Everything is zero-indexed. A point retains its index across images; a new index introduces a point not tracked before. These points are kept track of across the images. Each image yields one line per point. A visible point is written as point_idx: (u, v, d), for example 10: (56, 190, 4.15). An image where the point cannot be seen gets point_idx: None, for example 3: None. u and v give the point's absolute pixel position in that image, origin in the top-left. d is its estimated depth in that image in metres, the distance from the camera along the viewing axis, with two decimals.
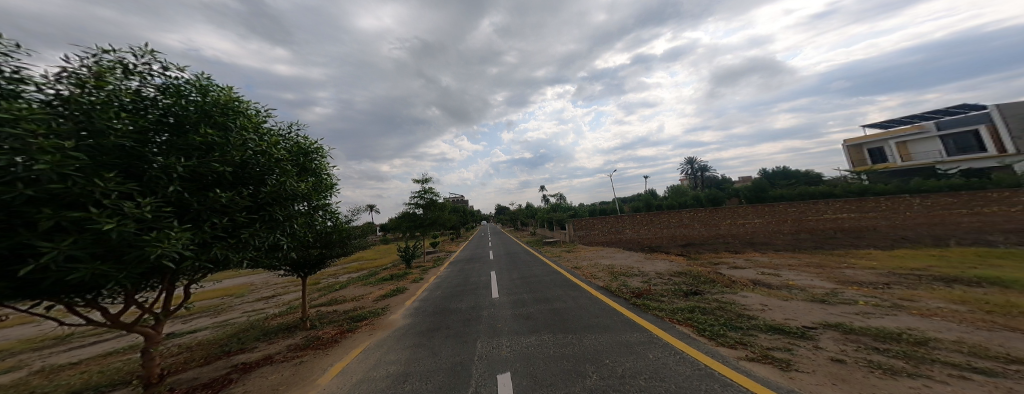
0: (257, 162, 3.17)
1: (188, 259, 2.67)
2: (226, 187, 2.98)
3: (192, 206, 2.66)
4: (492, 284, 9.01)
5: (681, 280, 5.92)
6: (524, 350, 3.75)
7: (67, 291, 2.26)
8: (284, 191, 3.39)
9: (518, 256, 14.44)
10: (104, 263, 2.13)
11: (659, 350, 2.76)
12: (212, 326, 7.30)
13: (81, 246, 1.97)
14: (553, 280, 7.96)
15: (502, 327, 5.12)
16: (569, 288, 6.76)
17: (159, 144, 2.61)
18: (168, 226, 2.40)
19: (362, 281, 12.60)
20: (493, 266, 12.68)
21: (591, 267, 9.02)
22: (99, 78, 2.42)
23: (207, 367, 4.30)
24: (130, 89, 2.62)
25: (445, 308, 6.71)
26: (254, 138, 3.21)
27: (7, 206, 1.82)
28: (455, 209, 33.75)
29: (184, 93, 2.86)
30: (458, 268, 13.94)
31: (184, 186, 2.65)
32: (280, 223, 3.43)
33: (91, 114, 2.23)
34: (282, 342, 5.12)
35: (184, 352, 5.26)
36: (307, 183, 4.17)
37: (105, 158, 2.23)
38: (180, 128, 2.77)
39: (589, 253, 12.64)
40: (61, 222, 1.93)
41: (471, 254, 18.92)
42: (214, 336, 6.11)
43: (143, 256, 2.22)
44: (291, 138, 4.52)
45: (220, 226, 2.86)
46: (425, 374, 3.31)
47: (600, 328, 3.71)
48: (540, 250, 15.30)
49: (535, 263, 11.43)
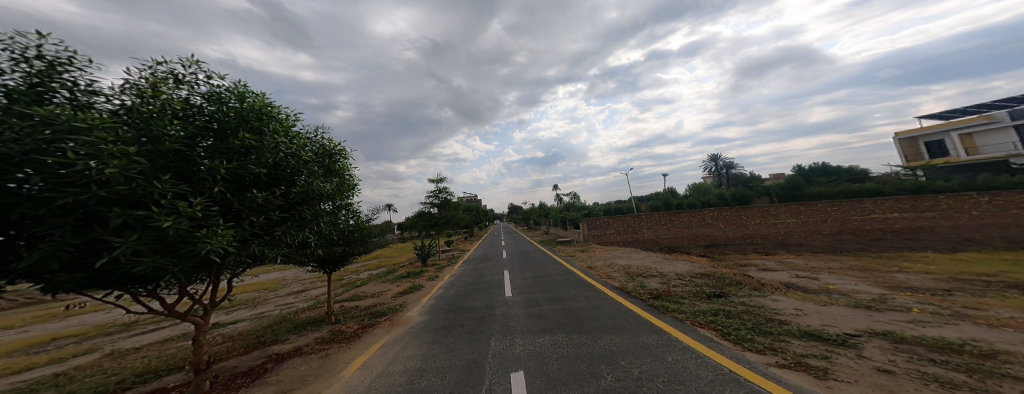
0: (288, 164, 3.29)
1: (230, 255, 2.80)
2: (261, 188, 3.10)
3: (234, 206, 2.79)
4: (504, 283, 9.05)
5: (704, 282, 5.76)
6: (537, 349, 3.75)
7: (132, 282, 2.41)
8: (312, 191, 3.50)
9: (530, 255, 14.45)
10: (163, 257, 2.26)
11: (678, 353, 2.68)
12: (250, 317, 7.69)
13: (144, 241, 2.10)
14: (567, 279, 7.93)
15: (515, 326, 5.13)
16: (584, 288, 6.67)
17: (205, 149, 2.75)
18: (214, 225, 2.52)
19: (382, 278, 12.93)
20: (506, 265, 12.75)
21: (606, 267, 8.92)
22: (154, 88, 2.57)
23: (246, 356, 4.51)
24: (180, 98, 2.77)
25: (458, 306, 6.77)
26: (285, 142, 3.31)
27: (84, 206, 1.97)
28: (468, 208, 34.16)
29: (225, 100, 2.99)
30: (471, 266, 14.13)
31: (227, 187, 2.78)
32: (308, 221, 3.55)
33: (150, 122, 2.38)
34: (310, 335, 5.32)
35: (227, 341, 5.55)
36: (332, 184, 4.31)
37: (162, 162, 2.37)
38: (223, 133, 2.91)
39: (603, 253, 12.50)
40: (128, 220, 2.07)
41: (484, 253, 19.07)
42: (252, 327, 6.43)
43: (195, 251, 2.35)
44: (316, 141, 4.67)
45: (257, 224, 2.99)
46: (440, 370, 3.36)
47: (616, 329, 3.65)
48: (553, 250, 15.23)
49: (547, 263, 11.43)
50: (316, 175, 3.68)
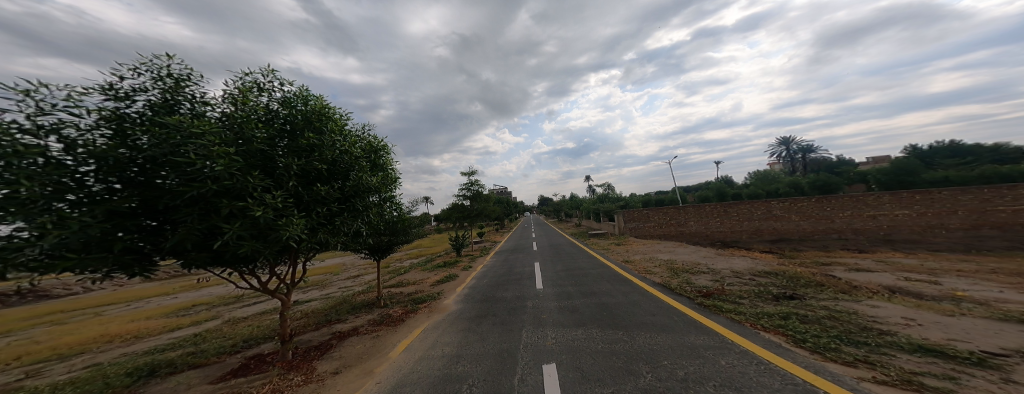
0: (343, 160, 3.53)
1: (302, 241, 3.16)
2: (323, 182, 3.38)
3: (304, 198, 3.11)
4: (535, 274, 9.09)
5: (770, 282, 5.29)
6: (570, 342, 3.71)
7: (237, 262, 2.84)
8: (363, 184, 3.70)
9: (562, 247, 14.31)
10: (257, 241, 2.59)
11: (733, 357, 2.49)
12: (321, 297, 8.59)
13: (244, 228, 2.44)
14: (601, 273, 7.73)
15: (547, 318, 5.13)
16: (619, 283, 6.45)
17: (282, 148, 3.06)
18: (291, 215, 2.81)
19: (422, 267, 13.56)
20: (535, 257, 12.79)
21: (645, 261, 8.59)
22: (243, 96, 2.93)
23: (317, 331, 5.07)
24: (262, 104, 3.10)
25: (491, 296, 6.91)
26: (341, 140, 3.55)
27: (205, 197, 2.36)
28: (497, 201, 34.82)
29: (294, 103, 3.27)
30: (502, 257, 14.38)
31: (298, 181, 3.07)
32: (361, 212, 3.78)
33: (241, 126, 2.71)
34: (364, 317, 5.74)
35: (303, 317, 6.24)
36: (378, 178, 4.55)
37: (252, 160, 2.71)
38: (294, 133, 3.20)
39: (642, 246, 12.00)
40: (232, 209, 2.42)
41: (515, 244, 19.32)
42: (321, 306, 7.17)
43: (279, 237, 2.66)
44: (363, 138, 4.95)
45: (322, 215, 3.27)
46: (475, 357, 3.45)
47: (655, 327, 3.51)
48: (585, 242, 14.94)
49: (580, 255, 11.28)
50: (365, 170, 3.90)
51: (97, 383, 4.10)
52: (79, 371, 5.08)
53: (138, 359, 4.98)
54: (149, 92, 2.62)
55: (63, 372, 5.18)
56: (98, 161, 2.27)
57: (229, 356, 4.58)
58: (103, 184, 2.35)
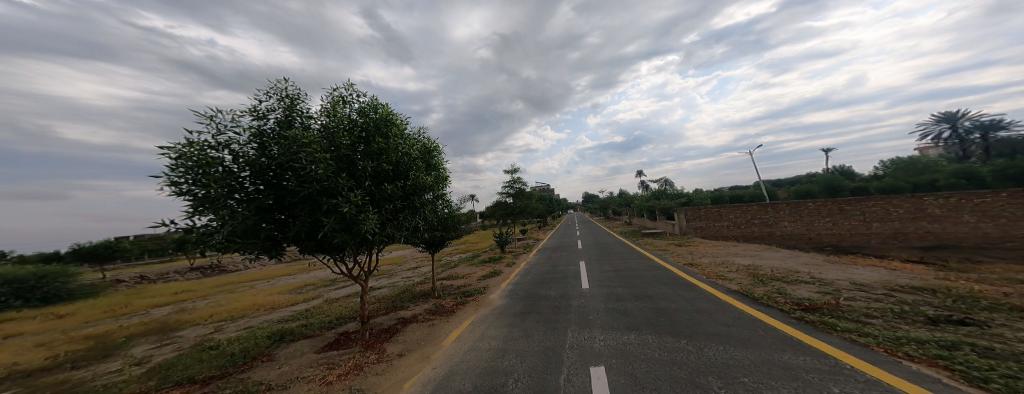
0: (402, 162, 4.75)
1: (376, 232, 4.43)
2: (389, 182, 4.69)
3: (377, 196, 4.44)
4: (581, 273, 8.87)
5: (915, 299, 4.47)
6: (621, 346, 3.56)
7: (332, 247, 4.44)
8: (418, 183, 4.86)
9: (610, 247, 13.66)
10: (344, 231, 4.08)
11: (845, 383, 2.11)
12: (388, 287, 10.46)
13: (336, 222, 3.93)
14: (658, 276, 7.16)
15: (594, 319, 4.93)
16: (682, 287, 5.95)
17: (360, 154, 4.44)
18: (367, 209, 4.22)
19: (469, 261, 14.10)
20: (581, 256, 12.51)
21: (713, 265, 7.73)
22: (333, 112, 4.32)
23: (387, 316, 6.49)
24: (344, 117, 4.48)
25: (535, 293, 6.87)
26: (402, 144, 4.78)
27: (313, 197, 3.89)
28: (540, 198, 34.94)
29: (366, 113, 4.58)
30: (545, 255, 14.35)
31: (371, 182, 4.42)
32: (417, 207, 4.99)
33: (333, 138, 4.12)
34: (422, 305, 6.75)
35: (377, 302, 7.98)
36: (436, 177, 5.35)
37: (341, 165, 4.14)
38: (367, 141, 4.54)
39: (711, 249, 10.87)
40: (329, 205, 3.90)
41: (558, 242, 19.12)
42: (389, 293, 8.86)
43: (358, 227, 4.08)
44: (420, 141, 5.50)
45: (388, 210, 4.60)
46: (520, 353, 3.73)
47: (731, 338, 3.15)
48: (638, 242, 13.98)
49: (631, 256, 10.72)
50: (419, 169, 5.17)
51: (252, 341, 6.19)
52: (243, 330, 7.51)
53: (274, 326, 7.28)
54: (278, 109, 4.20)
55: (232, 331, 7.65)
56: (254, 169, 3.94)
57: (327, 331, 6.34)
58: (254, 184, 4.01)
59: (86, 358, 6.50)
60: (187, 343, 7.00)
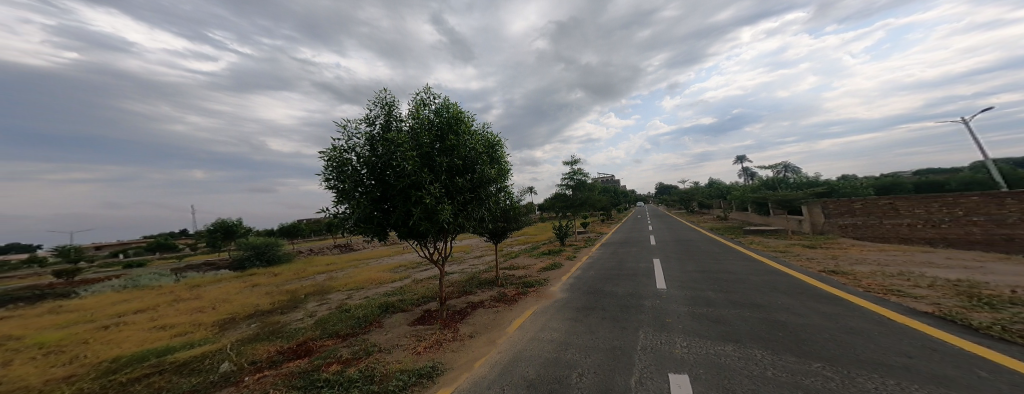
0: (464, 156, 7.42)
1: (452, 222, 7.14)
2: (456, 177, 7.29)
3: (450, 187, 7.08)
4: (657, 272, 8.80)
5: None
6: (707, 356, 3.69)
7: (413, 232, 7.20)
8: (484, 177, 7.55)
9: (690, 243, 12.51)
10: (425, 215, 6.57)
11: None
12: (459, 271, 13.91)
13: (420, 209, 6.40)
14: (768, 281, 6.19)
15: (673, 324, 5.14)
16: (810, 299, 4.92)
17: (437, 153, 7.16)
18: (444, 201, 6.81)
19: (528, 252, 15.00)
20: (656, 252, 11.82)
21: (865, 274, 6.20)
22: (415, 121, 7.22)
23: (459, 299, 9.52)
24: (416, 122, 7.26)
25: (600, 290, 7.81)
26: (470, 140, 7.57)
27: (405, 188, 6.61)
28: (606, 191, 33.93)
29: (430, 117, 7.44)
30: (610, 249, 13.99)
31: (444, 177, 6.97)
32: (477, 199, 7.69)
33: (418, 138, 6.91)
34: (487, 293, 9.24)
35: (452, 285, 11.37)
36: (496, 171, 8.08)
37: (420, 161, 6.71)
38: (439, 142, 7.30)
39: (850, 253, 8.79)
40: (418, 194, 6.53)
41: (624, 236, 18.21)
42: (460, 278, 12.12)
43: (436, 211, 6.63)
44: (487, 138, 8.24)
45: (452, 204, 6.97)
46: (584, 349, 4.56)
47: (878, 368, 2.67)
48: (731, 240, 12.26)
49: (721, 255, 9.56)
50: (482, 162, 7.59)
51: (365, 310, 9.74)
52: (363, 299, 11.45)
53: (381, 298, 11.15)
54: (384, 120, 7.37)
55: (358, 299, 11.56)
56: (372, 170, 7.18)
57: (415, 308, 9.60)
58: (369, 179, 7.23)
59: (286, 307, 10.96)
60: (333, 305, 10.94)
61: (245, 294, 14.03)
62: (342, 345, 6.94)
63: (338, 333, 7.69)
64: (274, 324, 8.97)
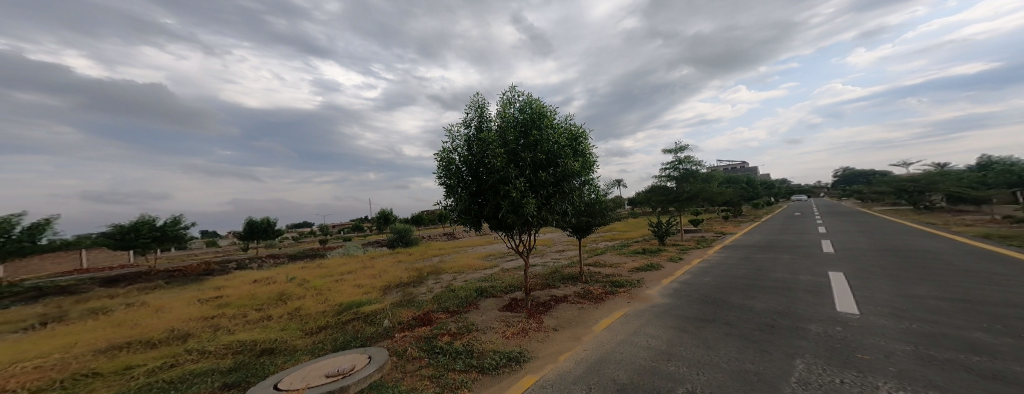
0: (549, 151, 7.55)
1: (535, 214, 7.46)
2: (541, 172, 7.52)
3: (535, 182, 7.38)
4: (840, 291, 6.54)
5: None
6: None
7: (504, 222, 7.91)
8: (566, 170, 7.56)
9: (884, 255, 8.98)
10: (514, 209, 7.19)
11: None
12: (542, 264, 14.21)
13: (508, 204, 7.03)
14: None
15: (857, 355, 3.51)
16: None
17: (522, 150, 7.50)
18: (529, 196, 7.14)
19: (617, 251, 15.30)
20: (828, 265, 8.89)
21: None
22: (505, 120, 7.67)
23: (544, 291, 9.42)
24: (506, 121, 7.68)
25: (724, 302, 6.71)
26: (553, 135, 7.59)
27: (496, 186, 7.31)
28: (731, 183, 28.44)
29: (518, 117, 7.74)
30: (742, 257, 11.59)
31: (529, 173, 7.34)
32: (562, 192, 7.77)
33: (506, 138, 7.37)
34: (571, 288, 9.41)
35: (535, 276, 11.52)
36: (579, 162, 7.92)
37: (508, 160, 7.23)
38: (525, 139, 7.60)
39: None
40: (508, 190, 7.06)
41: (769, 240, 14.75)
42: (542, 271, 12.46)
43: (522, 206, 7.07)
44: (569, 129, 8.13)
45: (537, 198, 7.32)
46: (696, 364, 3.66)
47: None
48: (976, 254, 8.20)
49: (984, 277, 6.27)
50: (566, 156, 7.69)
51: (462, 293, 10.24)
52: (465, 282, 12.10)
53: (475, 283, 11.55)
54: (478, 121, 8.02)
55: (460, 281, 12.30)
56: (470, 167, 7.81)
57: (505, 294, 9.88)
58: (468, 175, 7.87)
59: (417, 282, 12.65)
60: (442, 284, 11.88)
61: (393, 267, 16.95)
62: (450, 320, 7.59)
63: (448, 310, 8.48)
64: (410, 294, 10.65)
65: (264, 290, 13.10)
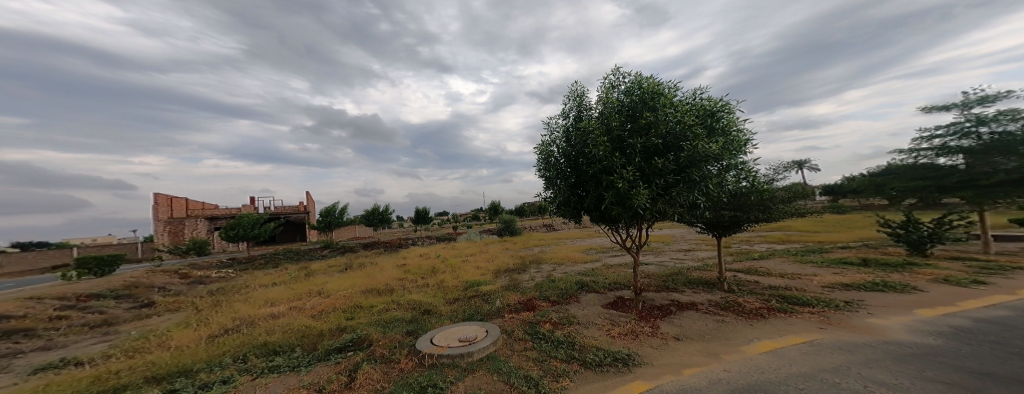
0: (673, 131, 5.74)
1: (649, 207, 5.78)
2: (659, 157, 5.83)
3: (648, 170, 5.73)
4: None
5: None
6: None
7: (609, 216, 6.58)
8: (695, 153, 5.60)
9: None
10: (621, 201, 5.77)
11: None
12: (658, 263, 12.96)
13: (614, 196, 5.70)
14: None
15: None
16: None
17: (632, 133, 5.99)
18: (639, 184, 5.59)
19: (801, 258, 11.57)
20: None
21: None
22: (610, 100, 6.24)
23: (662, 293, 8.29)
24: (613, 101, 6.24)
25: None
26: (674, 113, 5.76)
27: (598, 175, 6.05)
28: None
29: (632, 96, 6.14)
30: None
31: (642, 159, 5.81)
32: (690, 180, 5.74)
33: (612, 121, 5.97)
34: (704, 295, 7.90)
35: (650, 276, 10.41)
36: (717, 143, 5.88)
37: (613, 146, 5.91)
38: (637, 120, 6.05)
39: None
40: (613, 180, 5.69)
41: None
42: (659, 271, 11.25)
43: (631, 198, 5.59)
44: (698, 104, 6.24)
45: (655, 186, 5.69)
46: None
47: None
48: None
49: None
50: (696, 136, 5.65)
51: (569, 284, 9.66)
52: (564, 274, 11.61)
53: (574, 276, 10.84)
54: (576, 110, 6.71)
55: (559, 272, 11.88)
56: (567, 157, 6.69)
57: (611, 291, 8.88)
58: (566, 166, 6.76)
59: (523, 270, 12.88)
60: (541, 274, 11.84)
61: (504, 253, 17.95)
62: (551, 310, 7.34)
63: (549, 299, 8.26)
64: (514, 280, 11.11)
65: (421, 262, 16.27)
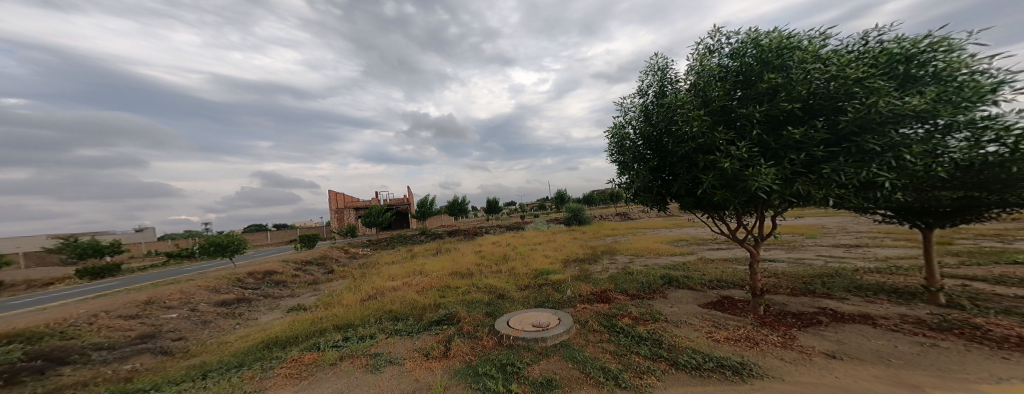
0: (825, 90, 2.67)
1: (776, 194, 2.75)
2: (797, 125, 2.85)
3: (772, 145, 2.81)
4: None
5: None
6: None
7: (709, 205, 3.56)
8: (875, 115, 2.51)
9: None
10: (730, 189, 2.90)
11: None
12: (789, 260, 7.15)
13: (715, 180, 2.90)
14: None
15: None
16: None
17: (739, 98, 3.07)
18: (758, 163, 2.74)
19: None
20: None
21: None
22: (697, 60, 3.35)
23: (794, 297, 4.29)
24: (711, 65, 3.26)
25: None
26: (824, 65, 2.71)
27: (686, 156, 3.23)
28: None
29: (743, 52, 3.08)
30: None
31: (765, 128, 2.90)
32: (873, 154, 2.60)
33: (705, 89, 3.08)
34: (897, 307, 3.67)
35: (774, 275, 5.60)
36: (930, 92, 2.60)
37: (714, 109, 3.05)
38: (749, 82, 3.06)
39: None
40: (706, 161, 2.93)
41: None
42: (796, 270, 5.96)
43: (748, 187, 2.75)
44: (871, 49, 2.98)
45: (800, 162, 2.73)
46: None
47: None
48: None
49: None
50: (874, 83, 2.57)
51: (656, 276, 5.96)
52: (646, 266, 7.30)
53: (660, 270, 6.54)
54: (650, 87, 3.80)
55: (640, 265, 7.69)
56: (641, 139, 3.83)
57: (709, 288, 5.15)
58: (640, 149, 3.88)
59: (587, 258, 9.15)
60: (618, 266, 7.77)
61: (571, 242, 13.96)
62: (630, 303, 4.48)
63: (629, 291, 5.12)
64: (585, 270, 7.47)
65: (479, 249, 14.25)
